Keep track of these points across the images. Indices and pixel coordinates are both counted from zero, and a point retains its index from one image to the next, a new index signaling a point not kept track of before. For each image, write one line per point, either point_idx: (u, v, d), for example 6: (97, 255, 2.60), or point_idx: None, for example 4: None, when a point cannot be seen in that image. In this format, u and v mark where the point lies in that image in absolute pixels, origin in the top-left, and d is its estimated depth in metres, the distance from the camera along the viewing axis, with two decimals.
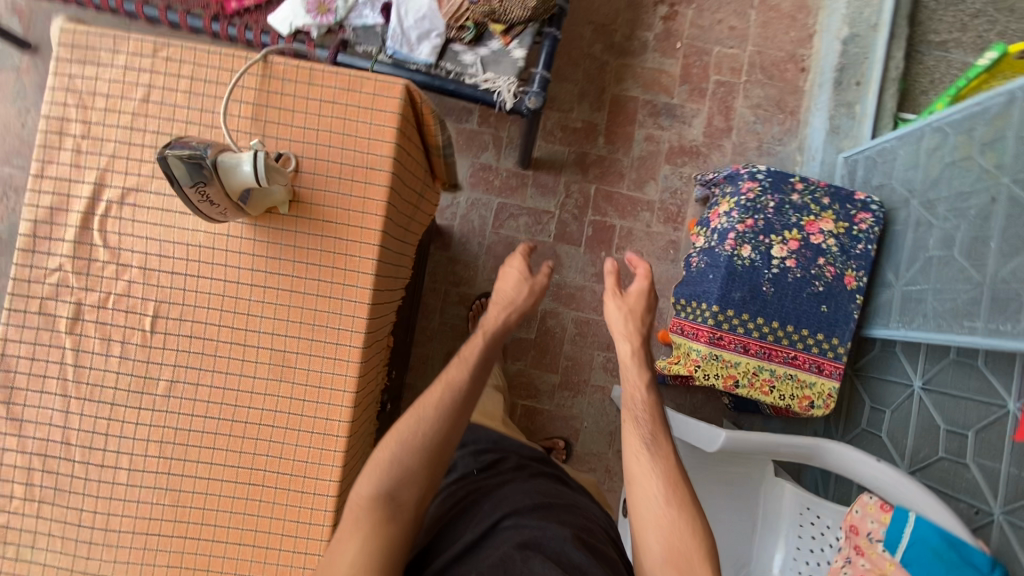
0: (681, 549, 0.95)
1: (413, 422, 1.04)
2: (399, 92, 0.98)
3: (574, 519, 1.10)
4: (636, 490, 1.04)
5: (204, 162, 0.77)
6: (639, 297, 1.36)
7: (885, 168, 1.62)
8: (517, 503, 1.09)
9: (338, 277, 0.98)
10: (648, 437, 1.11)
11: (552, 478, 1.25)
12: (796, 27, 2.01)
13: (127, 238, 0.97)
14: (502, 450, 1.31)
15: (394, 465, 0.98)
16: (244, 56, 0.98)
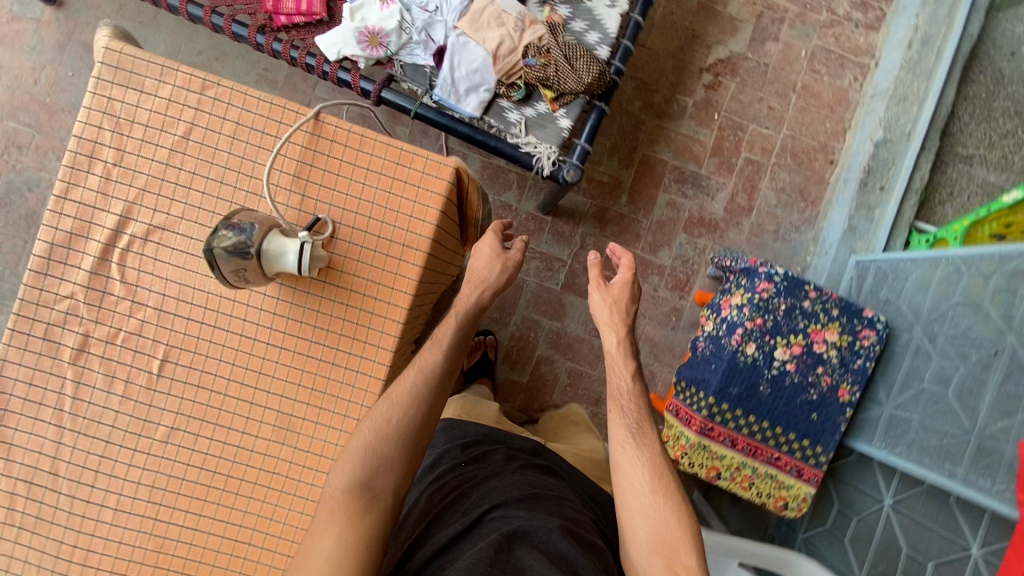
0: (667, 537, 0.96)
1: (388, 407, 0.94)
2: (448, 174, 0.97)
3: (566, 509, 1.04)
4: (623, 480, 1.03)
5: (250, 248, 0.77)
6: (624, 286, 1.22)
7: (894, 284, 1.64)
8: (504, 494, 1.03)
9: (356, 348, 0.97)
10: (634, 426, 1.08)
11: (546, 469, 1.19)
12: (832, 119, 2.03)
13: (146, 276, 0.94)
14: (494, 443, 1.25)
15: (369, 455, 0.91)
16: (296, 109, 0.95)
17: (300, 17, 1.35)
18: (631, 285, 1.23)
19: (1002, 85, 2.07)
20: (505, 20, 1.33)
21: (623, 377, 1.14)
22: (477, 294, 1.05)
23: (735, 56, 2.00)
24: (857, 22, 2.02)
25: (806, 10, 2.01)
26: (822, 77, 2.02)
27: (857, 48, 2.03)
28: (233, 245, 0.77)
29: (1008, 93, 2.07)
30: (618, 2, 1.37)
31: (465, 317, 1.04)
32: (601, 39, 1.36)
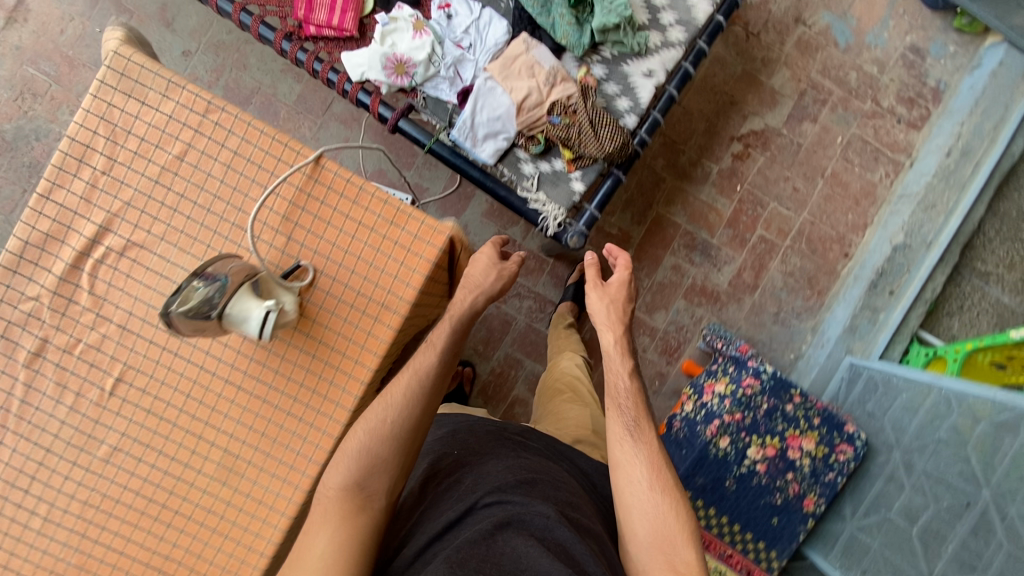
0: (666, 533, 0.91)
1: (383, 410, 0.95)
2: (441, 243, 0.94)
3: (566, 494, 0.98)
4: (621, 476, 0.97)
5: (212, 309, 0.77)
6: (621, 286, 1.19)
7: (882, 399, 1.61)
8: (498, 480, 0.97)
9: (314, 402, 0.95)
10: (631, 424, 1.02)
11: (541, 450, 1.13)
12: (855, 211, 1.97)
13: (114, 291, 0.92)
14: (487, 424, 1.19)
15: (363, 456, 0.91)
16: (297, 149, 0.92)
17: (329, 30, 1.30)
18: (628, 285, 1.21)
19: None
20: (537, 71, 1.28)
21: (621, 375, 1.10)
22: (471, 299, 1.05)
23: (769, 130, 1.95)
24: (899, 118, 1.97)
25: (850, 97, 1.96)
26: (854, 168, 1.97)
27: (895, 145, 1.97)
28: (192, 303, 0.76)
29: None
30: (656, 72, 1.32)
31: (459, 323, 1.03)
32: (631, 108, 1.32)
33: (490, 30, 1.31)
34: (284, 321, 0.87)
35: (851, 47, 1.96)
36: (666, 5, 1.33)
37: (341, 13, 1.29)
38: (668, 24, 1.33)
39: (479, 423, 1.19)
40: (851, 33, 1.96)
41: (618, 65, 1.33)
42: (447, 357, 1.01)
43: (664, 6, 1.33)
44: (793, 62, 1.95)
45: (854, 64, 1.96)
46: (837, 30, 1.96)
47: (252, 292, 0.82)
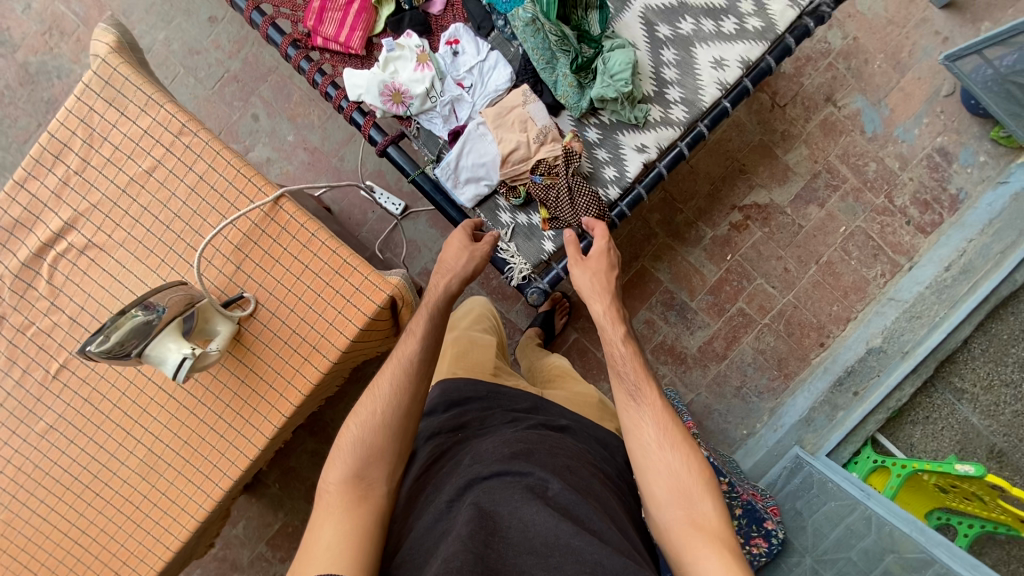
0: (681, 486, 0.97)
1: (371, 402, 1.09)
2: (382, 301, 0.97)
3: (569, 464, 1.05)
4: (633, 442, 1.04)
5: (133, 348, 0.82)
6: (599, 258, 1.21)
7: (813, 500, 1.63)
8: (495, 454, 1.04)
9: (238, 423, 1.00)
10: (633, 389, 1.09)
11: (541, 424, 1.18)
12: (841, 303, 1.95)
13: (70, 284, 0.97)
14: (487, 407, 1.24)
15: (359, 446, 1.04)
16: (260, 185, 0.96)
17: (336, 45, 1.31)
18: (606, 254, 1.23)
19: (1019, 341, 1.98)
20: (529, 127, 1.28)
21: (616, 346, 1.14)
22: (445, 282, 1.21)
23: (774, 206, 1.92)
24: (909, 219, 1.92)
25: (864, 188, 1.91)
26: (850, 260, 1.94)
27: (898, 245, 1.92)
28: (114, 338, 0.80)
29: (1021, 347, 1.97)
30: (649, 148, 1.32)
31: (437, 309, 1.19)
32: (616, 179, 1.33)
33: (494, 74, 1.32)
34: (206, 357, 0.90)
35: (878, 137, 1.90)
36: (674, 80, 1.33)
37: (350, 30, 1.29)
38: (672, 101, 1.33)
39: (481, 405, 1.25)
40: (880, 123, 1.89)
41: (613, 133, 1.33)
42: (427, 343, 1.16)
43: (672, 80, 1.33)
44: (813, 142, 1.90)
45: (876, 155, 1.90)
46: (866, 117, 1.89)
47: (180, 328, 0.86)
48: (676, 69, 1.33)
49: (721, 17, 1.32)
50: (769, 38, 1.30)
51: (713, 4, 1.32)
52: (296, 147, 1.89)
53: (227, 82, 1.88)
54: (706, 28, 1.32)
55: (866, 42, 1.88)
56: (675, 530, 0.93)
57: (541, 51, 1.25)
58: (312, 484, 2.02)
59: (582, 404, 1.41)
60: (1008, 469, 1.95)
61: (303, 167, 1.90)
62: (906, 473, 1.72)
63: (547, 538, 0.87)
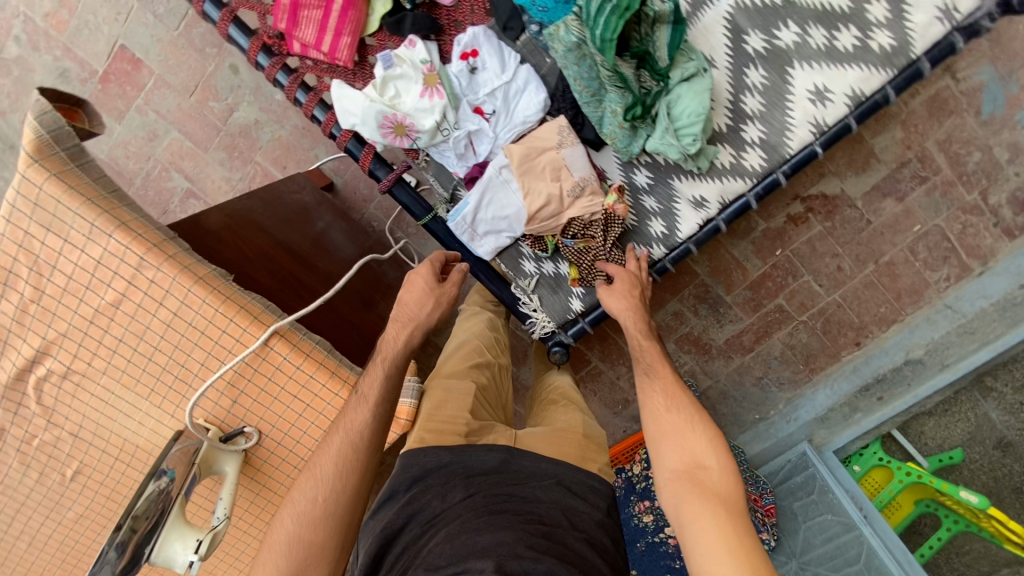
0: (687, 445, 0.86)
1: (309, 488, 0.82)
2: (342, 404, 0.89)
3: (515, 539, 0.78)
4: (647, 414, 0.93)
5: (145, 551, 0.76)
6: (626, 278, 1.07)
7: (810, 505, 1.71)
8: (433, 560, 0.78)
9: (256, 533, 0.97)
10: (648, 366, 0.98)
11: (498, 492, 0.90)
12: (890, 305, 1.77)
13: (63, 404, 0.91)
14: (450, 478, 0.94)
15: (296, 548, 0.79)
16: (246, 324, 0.84)
17: (319, 56, 1.02)
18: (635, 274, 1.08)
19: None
20: (563, 176, 1.05)
21: (637, 338, 1.03)
22: (404, 335, 0.94)
23: (844, 197, 1.67)
24: (999, 220, 1.64)
25: (957, 182, 1.62)
26: (914, 261, 1.72)
27: (975, 249, 1.68)
28: (127, 527, 0.75)
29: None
30: (708, 203, 1.09)
31: (391, 366, 0.90)
32: (663, 237, 1.12)
33: (523, 99, 1.03)
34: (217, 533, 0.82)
35: (995, 121, 1.55)
36: (756, 113, 1.03)
37: (334, 36, 0.99)
38: (748, 142, 1.04)
39: (443, 475, 0.95)
40: (1002, 103, 1.53)
41: (667, 178, 1.08)
42: (382, 411, 0.86)
43: (754, 113, 1.03)
44: (913, 123, 1.58)
45: (985, 142, 1.57)
46: (988, 94, 1.53)
47: (183, 506, 0.80)
48: (761, 97, 1.02)
49: (839, 25, 0.96)
50: (898, 64, 0.95)
51: (831, 5, 0.95)
52: (287, 108, 1.62)
53: (195, 21, 1.55)
54: (812, 42, 0.98)
55: None
56: (676, 486, 0.83)
57: (587, 82, 0.95)
58: None
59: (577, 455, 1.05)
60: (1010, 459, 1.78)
61: (298, 132, 1.64)
62: (909, 480, 1.77)
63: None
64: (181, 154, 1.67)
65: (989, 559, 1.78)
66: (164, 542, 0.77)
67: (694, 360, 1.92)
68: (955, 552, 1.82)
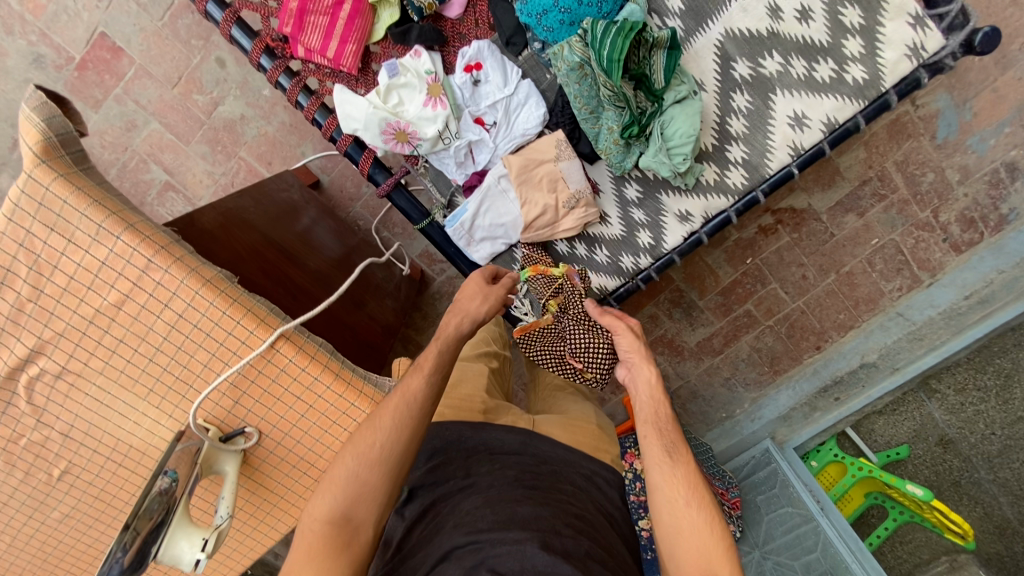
0: (702, 551, 0.81)
1: (369, 433, 0.86)
2: (345, 405, 0.91)
3: (552, 516, 0.89)
4: (659, 501, 0.86)
5: (152, 550, 0.78)
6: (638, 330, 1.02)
7: (773, 498, 1.82)
8: (475, 520, 0.88)
9: (251, 522, 0.99)
10: (670, 446, 0.89)
11: (528, 471, 1.02)
12: (848, 312, 1.91)
13: (53, 404, 0.89)
14: (473, 454, 1.07)
15: (352, 483, 0.84)
16: (253, 326, 0.84)
17: (324, 62, 1.04)
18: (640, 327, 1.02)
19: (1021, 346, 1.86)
20: (560, 188, 1.09)
21: (653, 404, 0.95)
22: (456, 322, 0.98)
23: (810, 211, 1.78)
24: (947, 236, 1.79)
25: (912, 200, 1.75)
26: (871, 272, 1.85)
27: (925, 262, 1.82)
28: (132, 528, 0.76)
29: (1015, 358, 1.87)
30: (693, 217, 1.15)
31: (447, 346, 0.95)
32: (650, 247, 1.18)
33: (523, 112, 1.07)
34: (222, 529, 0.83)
35: (948, 144, 1.68)
36: (741, 135, 1.10)
37: (340, 43, 1.01)
38: (732, 161, 1.11)
39: (466, 451, 1.08)
40: (956, 129, 1.67)
41: (655, 192, 1.14)
42: (437, 379, 0.92)
43: (738, 135, 1.10)
44: (874, 144, 1.70)
45: (938, 164, 1.70)
46: (943, 120, 1.66)
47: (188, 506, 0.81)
48: (746, 120, 1.09)
49: (818, 58, 1.04)
50: (868, 96, 1.04)
51: (811, 40, 1.03)
52: (275, 104, 1.60)
53: (180, 11, 1.53)
54: (794, 71, 1.05)
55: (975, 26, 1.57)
56: None
57: (586, 100, 1.01)
58: None
59: (585, 439, 1.20)
60: (948, 454, 1.93)
61: (285, 129, 1.63)
62: (860, 475, 1.90)
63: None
64: (161, 146, 1.63)
65: (929, 547, 1.92)
66: (171, 540, 0.79)
67: (667, 361, 2.01)
68: (898, 540, 1.96)
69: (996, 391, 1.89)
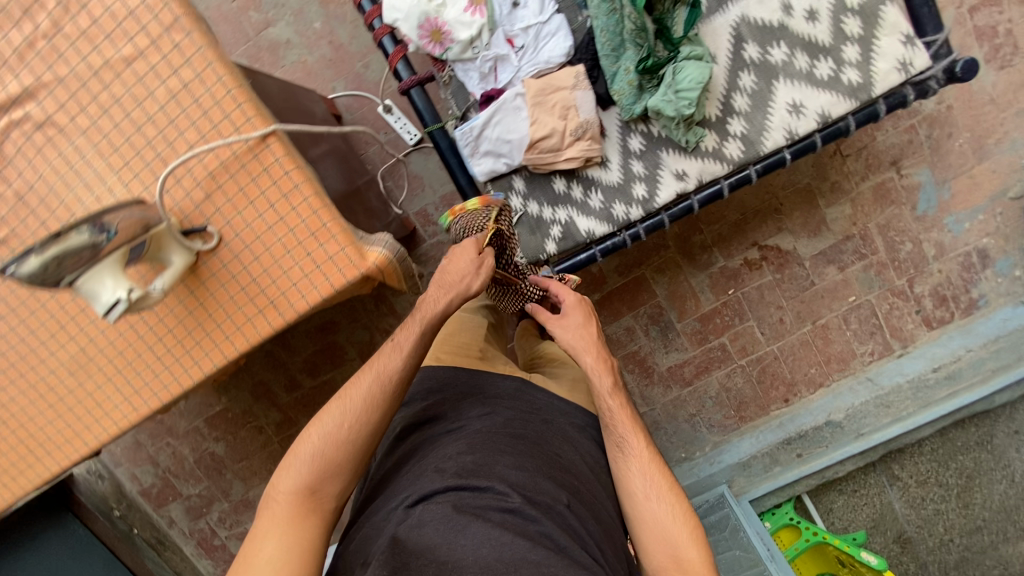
0: (665, 533, 0.96)
1: (340, 411, 0.96)
2: (316, 227, 0.89)
3: (534, 468, 0.98)
4: (622, 491, 1.03)
5: (70, 275, 0.76)
6: (580, 305, 1.16)
7: (721, 541, 1.75)
8: (456, 464, 0.96)
9: (176, 351, 0.95)
10: (617, 439, 1.06)
11: (518, 418, 1.08)
12: (820, 368, 1.91)
13: (21, 158, 0.88)
14: (464, 396, 1.13)
15: (319, 459, 0.93)
16: (251, 114, 0.85)
17: None
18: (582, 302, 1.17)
19: (982, 446, 1.85)
20: (570, 116, 1.15)
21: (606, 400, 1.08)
22: (443, 300, 1.04)
23: (794, 255, 1.84)
24: (920, 309, 1.85)
25: (890, 265, 1.83)
26: (846, 331, 1.88)
27: (898, 331, 1.87)
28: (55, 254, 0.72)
29: (977, 456, 1.85)
30: (688, 177, 1.21)
31: (428, 327, 1.03)
32: (643, 200, 1.22)
33: (551, 42, 1.16)
34: (146, 298, 0.83)
35: (927, 219, 1.80)
36: (743, 111, 1.19)
37: None
38: (731, 133, 1.19)
39: (458, 392, 1.14)
40: (935, 205, 1.79)
41: (657, 148, 1.20)
42: (413, 361, 1.01)
43: (740, 111, 1.19)
44: (860, 203, 1.80)
45: (916, 236, 1.81)
46: (923, 194, 1.79)
47: (126, 259, 0.80)
48: (749, 98, 1.18)
49: (819, 55, 1.16)
50: (860, 98, 1.15)
51: (815, 39, 1.16)
52: (321, 37, 1.71)
53: None
54: (798, 63, 1.16)
55: (958, 114, 1.74)
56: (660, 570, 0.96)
57: (610, 35, 1.10)
58: (259, 380, 2.04)
59: (567, 386, 1.23)
60: (907, 556, 1.86)
61: (323, 62, 1.73)
62: (815, 540, 1.78)
63: (502, 554, 0.82)
64: None
65: None
66: (94, 275, 0.77)
67: (636, 380, 1.96)
68: None
69: (957, 493, 1.85)
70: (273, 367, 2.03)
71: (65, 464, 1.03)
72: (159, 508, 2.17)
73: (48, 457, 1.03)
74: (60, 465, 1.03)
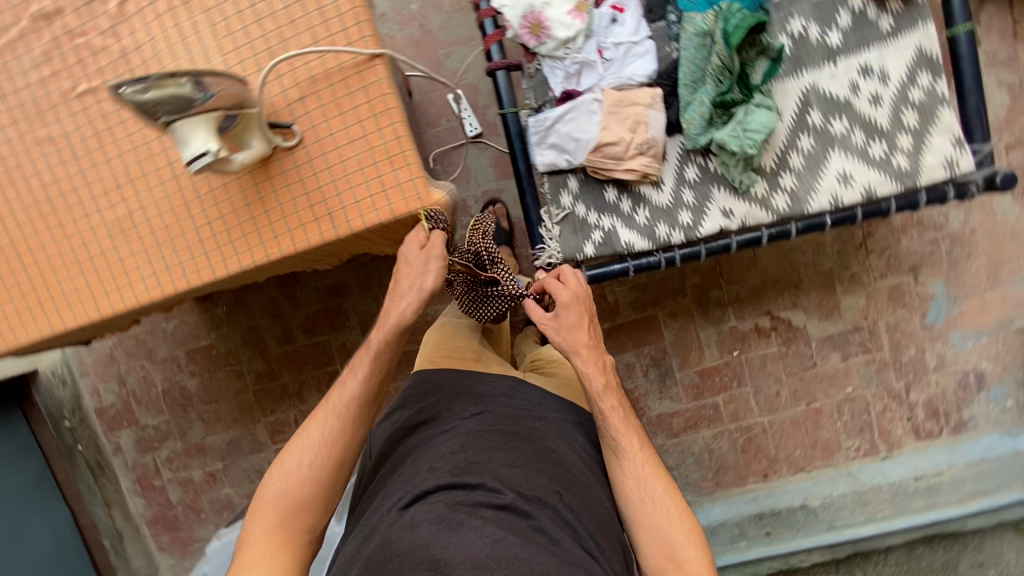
0: (664, 535, 0.96)
1: (298, 451, 1.00)
2: (393, 151, 0.92)
3: (525, 464, 0.96)
4: (618, 492, 1.02)
5: (169, 113, 0.77)
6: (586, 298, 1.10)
7: None
8: (447, 464, 0.95)
9: (220, 237, 0.96)
10: (611, 440, 1.04)
11: (510, 416, 1.06)
12: (805, 451, 1.91)
13: (140, 18, 0.92)
14: (453, 398, 1.12)
15: (286, 496, 0.97)
16: (366, 33, 0.90)
17: None
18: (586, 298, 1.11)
19: (946, 570, 1.86)
20: (639, 130, 1.21)
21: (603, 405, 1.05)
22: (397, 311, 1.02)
23: (803, 332, 1.89)
24: (912, 416, 1.88)
25: (891, 365, 1.87)
26: (838, 420, 1.90)
27: (887, 433, 1.89)
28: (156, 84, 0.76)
29: None
30: (733, 217, 1.26)
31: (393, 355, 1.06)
32: (686, 227, 1.27)
33: (636, 62, 1.24)
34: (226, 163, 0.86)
35: (934, 329, 1.86)
36: (796, 168, 1.26)
37: None
38: (782, 186, 1.26)
39: (450, 394, 1.14)
40: (943, 318, 1.86)
41: (710, 183, 1.27)
42: (371, 384, 1.04)
43: (794, 168, 1.26)
44: (875, 299, 1.86)
45: (921, 343, 1.86)
46: (935, 305, 1.85)
47: (220, 123, 0.82)
48: (805, 158, 1.26)
49: (876, 136, 1.24)
50: (905, 183, 1.23)
51: (875, 120, 1.24)
52: (414, 18, 1.81)
53: None
54: (855, 138, 1.25)
55: (980, 239, 1.83)
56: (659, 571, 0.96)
57: (694, 67, 1.19)
58: (253, 326, 1.99)
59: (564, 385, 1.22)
60: None
61: (410, 41, 1.82)
62: None
63: (498, 551, 0.81)
64: None
65: None
66: (190, 123, 0.79)
67: None
68: None
69: None
70: (271, 316, 1.99)
71: (71, 324, 1.01)
72: (108, 433, 2.05)
73: (56, 315, 1.01)
74: (68, 325, 1.01)
